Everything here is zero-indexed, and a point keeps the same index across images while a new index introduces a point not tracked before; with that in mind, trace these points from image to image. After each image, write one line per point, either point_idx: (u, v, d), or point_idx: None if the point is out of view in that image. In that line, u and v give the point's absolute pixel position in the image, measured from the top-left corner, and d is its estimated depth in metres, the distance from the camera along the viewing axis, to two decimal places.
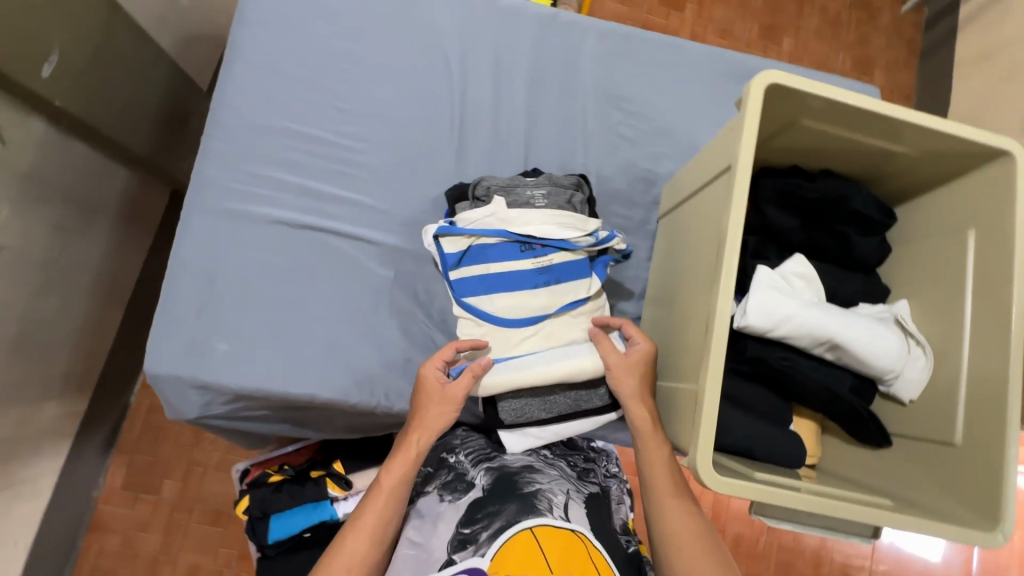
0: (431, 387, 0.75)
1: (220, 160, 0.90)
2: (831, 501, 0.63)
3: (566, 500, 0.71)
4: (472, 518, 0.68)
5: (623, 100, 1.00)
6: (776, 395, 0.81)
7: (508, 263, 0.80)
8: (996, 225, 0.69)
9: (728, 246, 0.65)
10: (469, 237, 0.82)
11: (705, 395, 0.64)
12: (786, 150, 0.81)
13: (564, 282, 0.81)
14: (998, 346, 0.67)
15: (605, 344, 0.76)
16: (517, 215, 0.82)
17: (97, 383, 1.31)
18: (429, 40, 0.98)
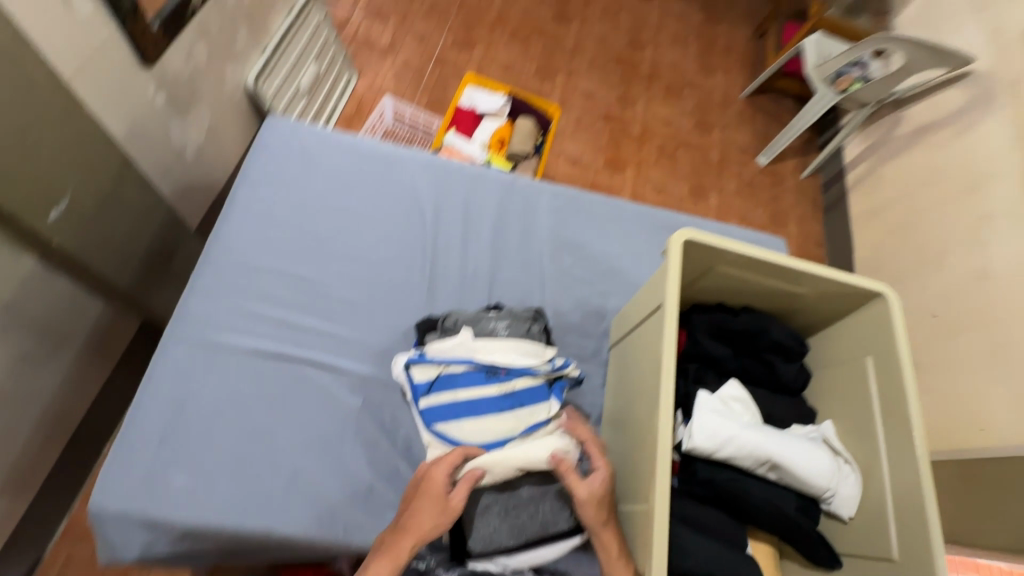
0: (432, 486, 0.76)
1: (206, 294, 0.97)
2: None
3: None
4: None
5: (574, 246, 1.17)
6: (730, 517, 0.84)
7: (474, 389, 0.86)
8: (887, 354, 0.82)
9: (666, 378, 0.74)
10: (437, 366, 0.88)
11: (656, 517, 0.67)
12: (710, 289, 0.96)
13: (526, 406, 0.86)
14: (910, 460, 0.75)
15: (574, 476, 0.77)
16: (482, 345, 0.89)
17: (14, 531, 1.19)
18: (408, 196, 1.15)
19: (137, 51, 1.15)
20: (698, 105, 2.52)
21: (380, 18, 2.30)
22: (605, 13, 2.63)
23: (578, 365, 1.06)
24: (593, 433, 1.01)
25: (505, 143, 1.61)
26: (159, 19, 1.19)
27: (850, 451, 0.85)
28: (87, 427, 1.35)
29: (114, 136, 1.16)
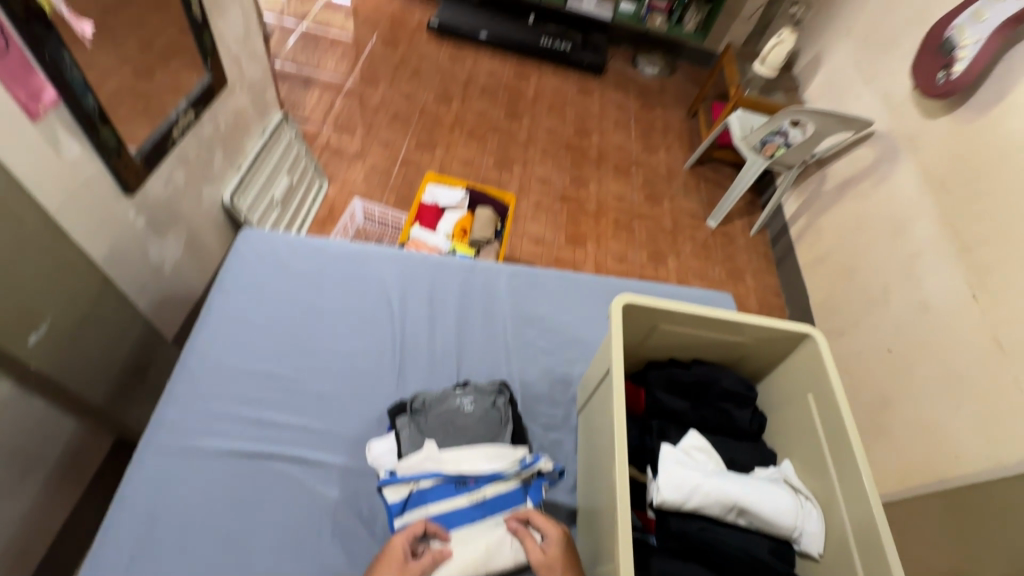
0: (393, 556, 0.76)
1: (182, 401, 1.00)
2: None
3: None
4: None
5: (536, 320, 1.25)
6: (707, 568, 0.86)
7: (444, 502, 0.86)
8: (824, 389, 0.89)
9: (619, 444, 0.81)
10: (408, 483, 0.87)
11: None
12: (661, 348, 1.03)
13: (497, 515, 0.87)
14: (859, 488, 0.79)
15: (529, 542, 0.81)
16: (450, 456, 0.89)
17: None
18: (376, 288, 1.23)
19: (120, 182, 1.26)
20: (646, 180, 2.75)
21: (348, 131, 2.52)
22: (552, 109, 2.93)
23: (550, 434, 1.09)
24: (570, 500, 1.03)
25: (468, 231, 1.75)
26: (142, 152, 1.31)
27: (810, 488, 0.89)
28: (52, 558, 1.29)
29: (95, 259, 1.24)
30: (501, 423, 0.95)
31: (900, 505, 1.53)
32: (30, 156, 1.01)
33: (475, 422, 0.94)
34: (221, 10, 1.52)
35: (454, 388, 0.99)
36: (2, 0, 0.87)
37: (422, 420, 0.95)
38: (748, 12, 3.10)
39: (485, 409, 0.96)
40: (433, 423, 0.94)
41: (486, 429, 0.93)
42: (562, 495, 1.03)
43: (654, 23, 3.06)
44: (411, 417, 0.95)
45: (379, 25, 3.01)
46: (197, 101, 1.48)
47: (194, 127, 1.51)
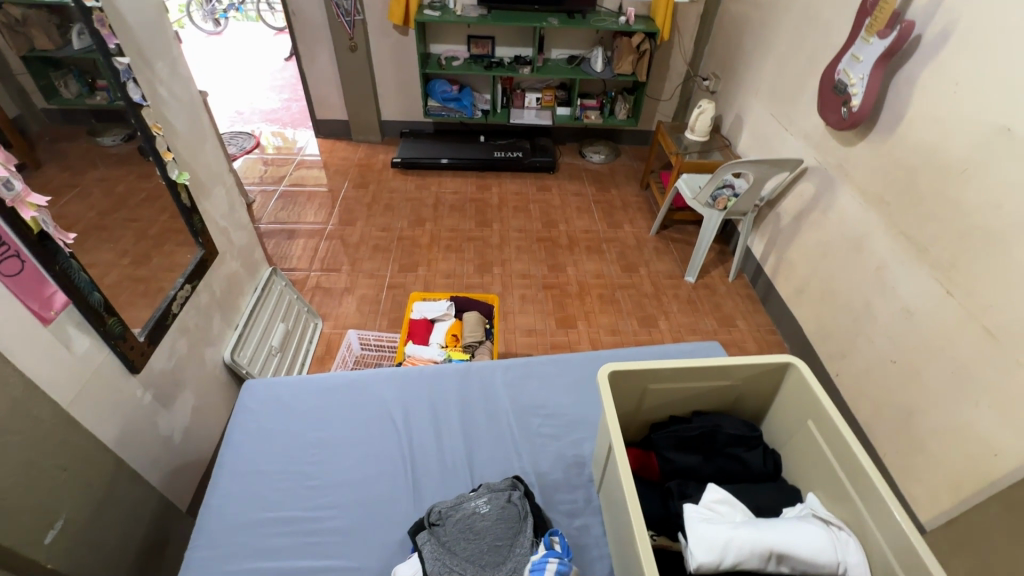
0: None
1: (203, 566, 1.00)
2: None
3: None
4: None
5: (537, 408, 1.28)
6: None
7: None
8: (821, 415, 0.91)
9: (635, 516, 0.83)
10: None
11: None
12: (658, 409, 1.06)
13: None
14: (883, 505, 0.79)
15: None
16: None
17: None
18: (379, 410, 1.27)
19: (127, 364, 1.34)
20: (619, 253, 2.90)
21: (334, 270, 2.69)
22: (517, 209, 3.16)
23: (575, 520, 1.08)
24: None
25: (459, 336, 1.83)
26: (145, 331, 1.40)
27: (840, 516, 0.88)
28: None
29: (107, 443, 1.28)
30: (521, 517, 0.91)
31: (959, 520, 1.45)
32: (46, 357, 1.10)
33: (494, 522, 0.90)
34: (206, 193, 1.71)
35: (468, 492, 0.97)
36: (18, 230, 1.01)
37: (440, 530, 0.91)
38: (668, 92, 3.49)
39: (501, 506, 0.92)
40: (452, 532, 0.89)
41: (506, 528, 0.89)
42: None
43: (590, 119, 3.42)
44: (428, 529, 0.91)
45: (349, 172, 3.34)
46: (191, 276, 1.61)
47: (191, 299, 1.63)
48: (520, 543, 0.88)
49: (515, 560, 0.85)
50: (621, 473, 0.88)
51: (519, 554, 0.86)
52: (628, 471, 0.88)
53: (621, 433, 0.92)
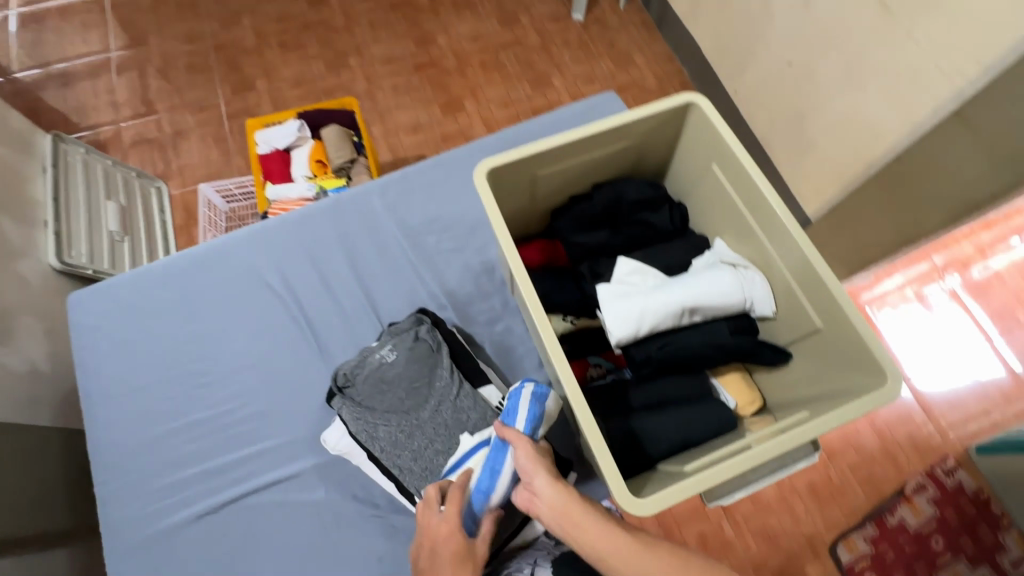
0: (431, 538, 0.68)
1: (125, 495, 0.93)
2: (775, 443, 0.63)
3: (533, 570, 0.73)
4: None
5: (429, 224, 1.12)
6: (686, 374, 0.84)
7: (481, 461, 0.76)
8: (726, 159, 0.81)
9: (536, 313, 0.74)
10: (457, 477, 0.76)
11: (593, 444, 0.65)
12: (555, 193, 0.93)
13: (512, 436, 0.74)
14: (787, 237, 0.76)
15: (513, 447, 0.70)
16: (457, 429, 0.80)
17: None
18: (249, 280, 1.07)
19: None
20: None
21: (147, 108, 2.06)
22: None
23: (497, 326, 1.04)
24: (542, 375, 1.00)
25: (325, 161, 1.51)
26: None
27: (746, 256, 0.86)
28: None
29: None
30: (433, 351, 0.84)
31: None
32: None
33: (404, 367, 0.83)
34: None
35: (370, 345, 0.87)
36: None
37: (354, 392, 0.84)
38: None
39: (409, 348, 0.84)
40: (366, 390, 0.83)
41: (421, 368, 0.83)
42: (533, 373, 1.01)
43: None
44: (341, 396, 0.85)
45: None
46: None
47: None
48: (439, 377, 0.83)
49: (438, 395, 0.82)
50: (508, 259, 0.76)
51: (441, 387, 0.83)
52: (522, 267, 0.76)
53: (508, 229, 0.77)
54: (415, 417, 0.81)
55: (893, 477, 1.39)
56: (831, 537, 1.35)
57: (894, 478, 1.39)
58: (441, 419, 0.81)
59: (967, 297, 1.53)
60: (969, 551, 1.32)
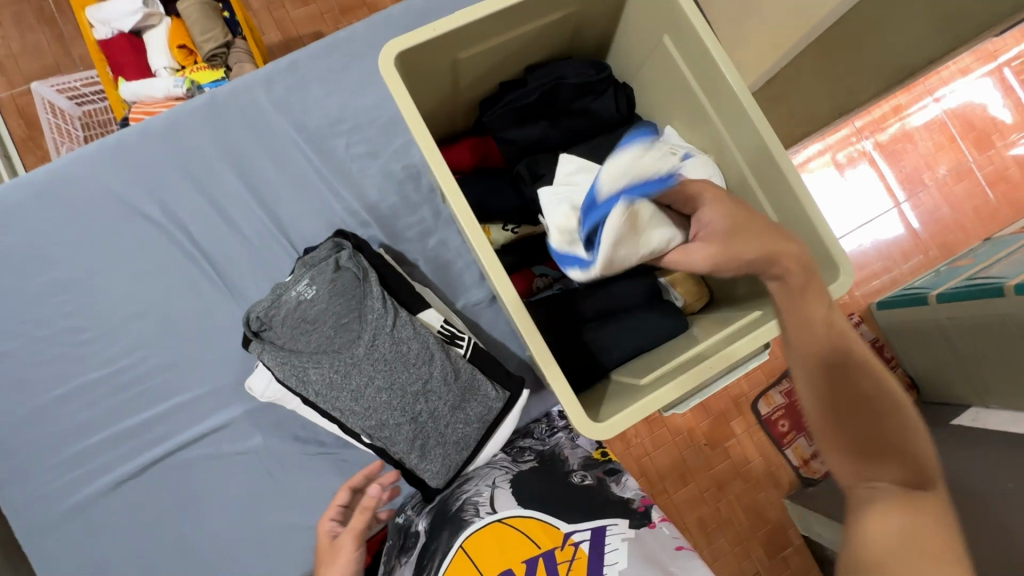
0: (324, 547, 0.77)
1: (22, 475, 0.82)
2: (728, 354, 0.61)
3: (492, 492, 0.72)
4: (421, 568, 0.69)
5: (334, 126, 0.94)
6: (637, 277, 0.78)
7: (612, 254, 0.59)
8: (678, 25, 0.67)
9: (470, 231, 0.58)
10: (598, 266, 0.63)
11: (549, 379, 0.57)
12: (482, 79, 0.77)
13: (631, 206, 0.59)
14: (747, 125, 0.66)
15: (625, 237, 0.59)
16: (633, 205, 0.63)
17: None
18: (115, 211, 0.87)
19: None
20: None
21: None
22: None
23: (430, 240, 0.94)
24: (485, 289, 0.93)
25: (193, 49, 1.22)
26: None
27: (699, 145, 0.77)
28: None
29: None
30: (360, 282, 0.74)
31: None
32: None
33: (328, 302, 0.72)
34: None
35: (283, 280, 0.74)
36: None
37: (271, 336, 0.73)
38: None
39: (330, 280, 0.73)
40: (285, 333, 0.72)
41: (347, 301, 0.73)
42: (474, 289, 0.93)
43: None
44: (256, 342, 0.74)
45: None
46: None
47: None
48: (370, 308, 0.73)
49: (372, 329, 0.72)
50: (428, 163, 0.58)
51: (373, 320, 0.73)
52: (449, 174, 0.59)
53: (425, 124, 0.59)
54: (349, 355, 0.72)
55: None
56: (753, 395, 1.48)
57: None
58: (378, 354, 0.72)
59: (880, 162, 1.58)
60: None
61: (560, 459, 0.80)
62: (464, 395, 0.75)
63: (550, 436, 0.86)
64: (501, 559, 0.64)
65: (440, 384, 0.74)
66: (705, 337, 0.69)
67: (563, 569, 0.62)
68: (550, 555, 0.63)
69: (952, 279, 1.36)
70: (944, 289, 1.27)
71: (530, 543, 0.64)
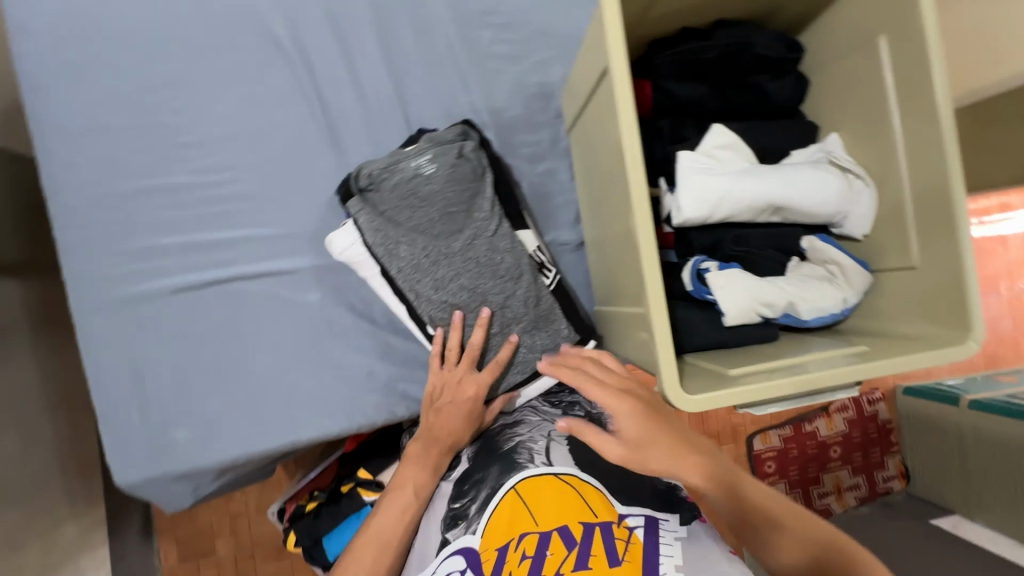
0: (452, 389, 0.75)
1: (84, 249, 0.81)
2: (830, 373, 0.60)
3: (547, 444, 0.71)
4: (461, 492, 0.70)
5: (485, 15, 0.89)
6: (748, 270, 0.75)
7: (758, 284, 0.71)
8: (904, 27, 0.62)
9: (631, 160, 0.58)
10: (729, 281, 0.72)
11: (654, 326, 0.58)
12: (670, 14, 0.72)
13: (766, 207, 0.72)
14: (933, 158, 0.62)
15: (592, 431, 0.61)
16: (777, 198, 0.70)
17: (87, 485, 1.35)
18: (249, 25, 0.84)
19: None
20: None
21: None
22: None
23: (539, 165, 0.91)
24: (577, 233, 0.91)
25: None
26: None
27: (862, 162, 0.72)
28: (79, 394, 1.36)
29: None
30: (477, 177, 0.73)
31: None
32: None
33: (444, 184, 0.71)
34: None
35: (405, 149, 0.74)
36: None
37: (376, 197, 0.73)
38: None
39: (451, 165, 0.71)
40: (391, 199, 0.72)
41: (460, 191, 0.72)
42: (566, 229, 0.91)
43: None
44: (359, 197, 0.74)
45: None
46: None
47: None
48: (479, 207, 0.73)
49: (475, 228, 0.73)
50: (615, 80, 0.57)
51: (479, 220, 0.73)
52: (629, 94, 0.57)
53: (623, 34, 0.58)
54: (445, 246, 0.73)
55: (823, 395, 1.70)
56: None
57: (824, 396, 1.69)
58: (472, 254, 0.73)
59: None
60: (855, 463, 1.70)
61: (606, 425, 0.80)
62: (536, 324, 0.78)
63: None
64: (558, 513, 0.61)
65: (519, 303, 0.76)
66: (797, 351, 0.69)
67: (618, 548, 0.59)
68: (607, 527, 0.60)
69: (985, 391, 1.51)
70: (978, 398, 1.44)
71: (588, 508, 0.62)
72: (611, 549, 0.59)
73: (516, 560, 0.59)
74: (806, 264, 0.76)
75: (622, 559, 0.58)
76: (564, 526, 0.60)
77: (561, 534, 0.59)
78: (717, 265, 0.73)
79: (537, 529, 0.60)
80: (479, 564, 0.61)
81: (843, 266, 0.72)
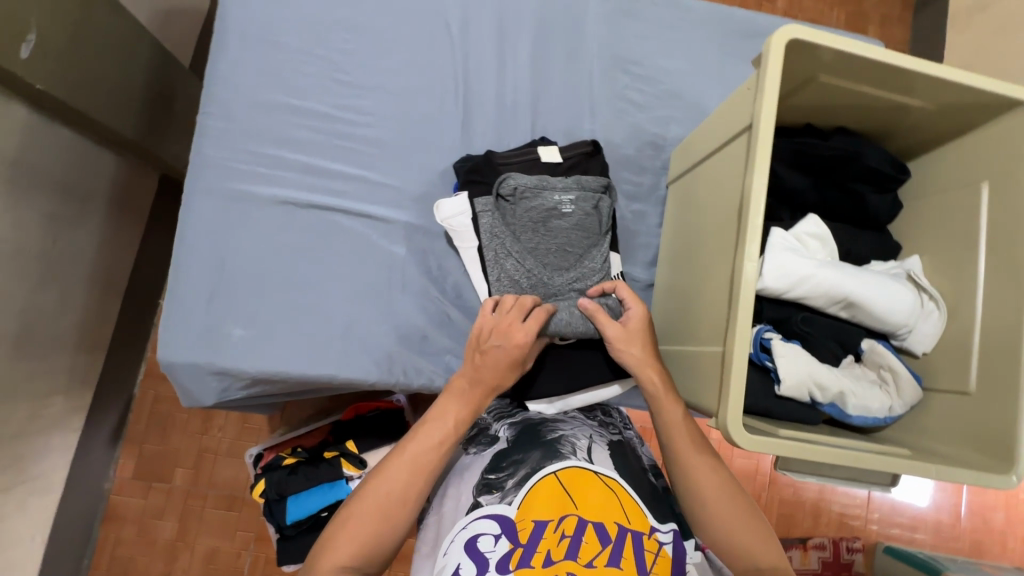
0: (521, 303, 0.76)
1: (219, 138, 0.87)
2: (876, 461, 0.62)
3: (590, 444, 0.72)
4: (497, 465, 0.69)
5: (628, 64, 0.99)
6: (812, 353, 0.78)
7: (814, 363, 0.74)
8: (1012, 178, 0.69)
9: (753, 212, 0.64)
10: (790, 351, 0.74)
11: (734, 361, 0.62)
12: (799, 108, 0.81)
13: (842, 293, 0.75)
14: (1014, 300, 0.67)
15: (604, 318, 0.75)
16: (853, 287, 0.75)
17: (89, 364, 1.36)
18: (428, 6, 0.95)
19: None
20: None
21: None
22: None
23: (633, 204, 0.97)
24: (649, 276, 0.96)
25: None
26: None
27: (938, 288, 0.77)
28: (118, 278, 1.40)
29: None
30: (600, 233, 0.85)
31: None
32: None
33: (571, 226, 0.84)
34: None
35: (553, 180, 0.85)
36: None
37: (509, 210, 0.84)
38: None
39: (585, 212, 0.84)
40: (521, 218, 0.84)
41: (582, 237, 0.84)
42: (639, 269, 0.96)
43: None
44: (495, 201, 0.85)
45: None
46: None
47: None
48: (592, 257, 0.85)
49: (580, 273, 0.84)
50: (760, 138, 0.64)
51: (587, 268, 0.84)
52: (768, 155, 0.64)
53: (778, 99, 0.65)
54: (548, 280, 0.83)
55: (807, 526, 1.67)
56: None
57: (808, 526, 1.67)
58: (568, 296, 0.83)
59: None
60: None
61: (636, 449, 0.80)
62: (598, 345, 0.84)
63: (625, 428, 0.86)
64: (596, 508, 0.63)
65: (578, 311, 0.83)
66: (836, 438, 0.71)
67: (648, 559, 0.62)
68: (638, 536, 0.63)
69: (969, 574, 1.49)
70: None
71: (624, 512, 0.64)
72: (641, 559, 0.61)
73: (554, 538, 0.61)
74: (858, 365, 0.79)
75: (650, 569, 0.61)
76: (600, 522, 0.62)
77: (597, 528, 0.62)
78: (779, 338, 0.77)
79: (576, 513, 0.63)
80: (514, 533, 0.62)
81: (897, 376, 0.75)
